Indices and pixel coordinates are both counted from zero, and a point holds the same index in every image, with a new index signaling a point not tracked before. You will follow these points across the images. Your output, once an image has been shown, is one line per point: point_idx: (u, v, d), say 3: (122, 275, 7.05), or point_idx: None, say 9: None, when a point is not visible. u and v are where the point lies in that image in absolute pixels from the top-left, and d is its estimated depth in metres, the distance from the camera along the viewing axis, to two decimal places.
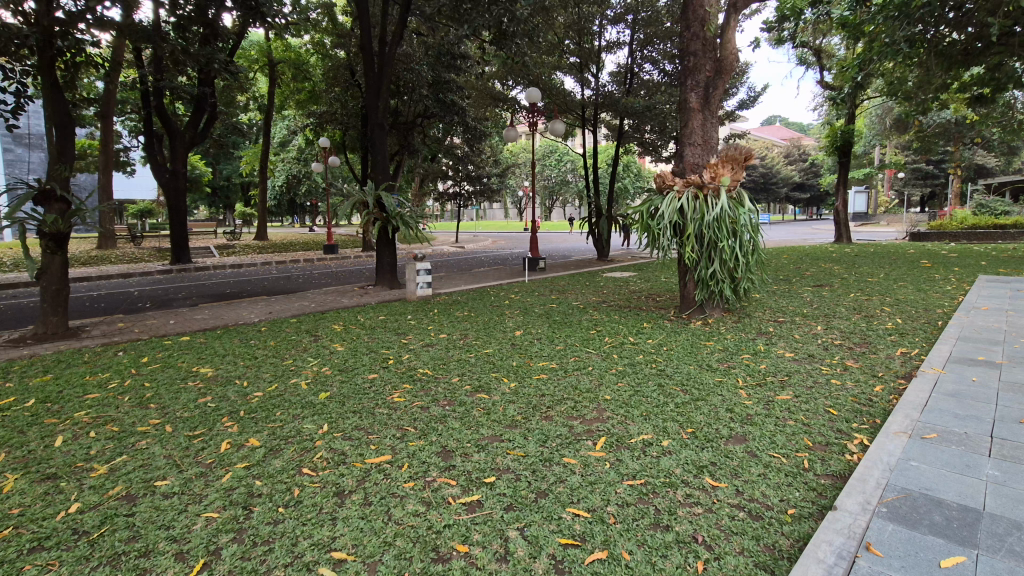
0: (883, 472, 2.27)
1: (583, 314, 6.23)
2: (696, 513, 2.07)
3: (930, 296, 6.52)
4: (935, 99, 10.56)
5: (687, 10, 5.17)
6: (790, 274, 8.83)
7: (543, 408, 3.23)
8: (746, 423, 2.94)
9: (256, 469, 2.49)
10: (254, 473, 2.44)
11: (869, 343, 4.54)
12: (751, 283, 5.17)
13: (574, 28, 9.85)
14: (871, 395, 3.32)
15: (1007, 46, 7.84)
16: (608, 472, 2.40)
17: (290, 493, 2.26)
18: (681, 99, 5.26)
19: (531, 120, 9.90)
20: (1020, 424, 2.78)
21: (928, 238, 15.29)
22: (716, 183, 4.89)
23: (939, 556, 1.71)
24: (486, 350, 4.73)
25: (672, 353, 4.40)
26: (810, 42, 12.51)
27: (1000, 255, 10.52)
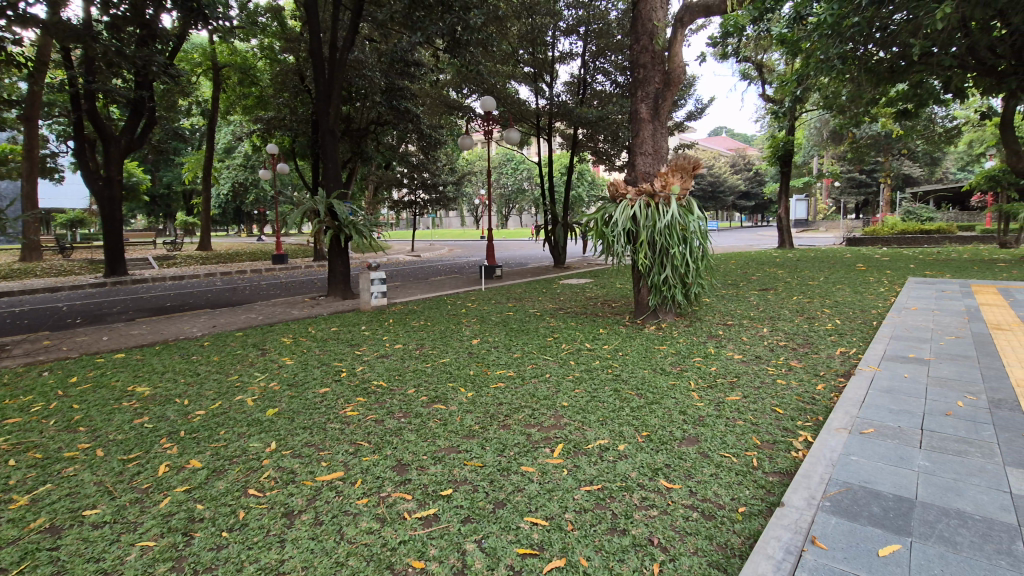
0: (826, 467, 2.36)
1: (540, 321, 6.26)
2: (652, 516, 2.08)
3: (866, 298, 6.91)
4: (866, 113, 11.25)
5: (636, 23, 5.31)
6: (738, 279, 9.18)
7: (501, 417, 3.20)
8: (698, 425, 3.00)
9: (197, 492, 2.34)
10: (196, 497, 2.30)
11: (811, 343, 4.76)
12: (701, 288, 5.33)
13: (527, 38, 9.94)
14: (814, 393, 3.47)
15: (927, 64, 8.47)
16: (566, 479, 2.39)
17: (235, 517, 2.13)
18: (632, 110, 5.40)
19: (487, 129, 9.92)
20: (946, 416, 2.96)
21: (862, 243, 16.27)
22: (667, 191, 5.02)
23: (878, 546, 1.78)
24: (443, 359, 4.66)
25: (628, 358, 4.46)
26: (752, 57, 13.12)
27: (926, 259, 11.29)
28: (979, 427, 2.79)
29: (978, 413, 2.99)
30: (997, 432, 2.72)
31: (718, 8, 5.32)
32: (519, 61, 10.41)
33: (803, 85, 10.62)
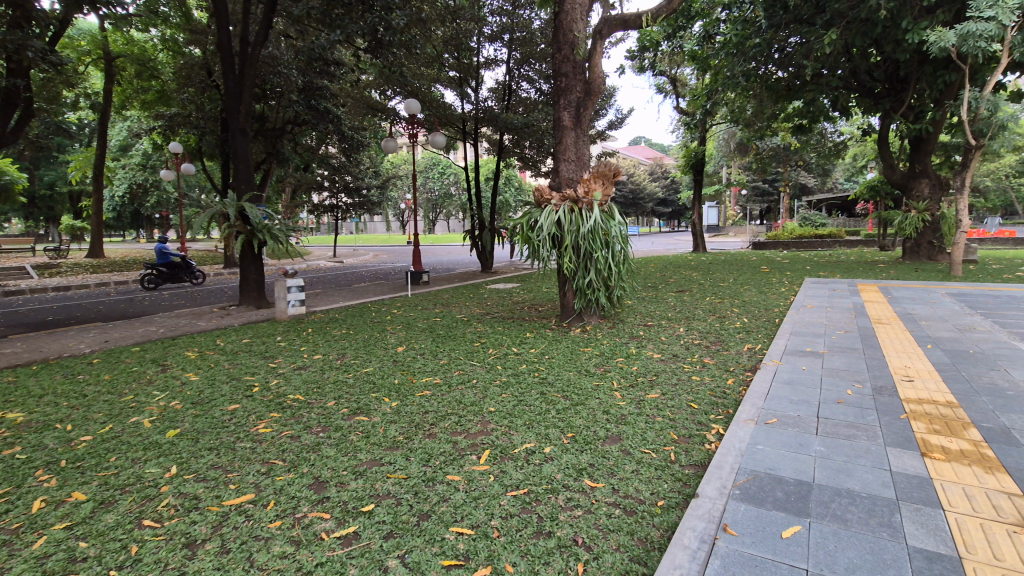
0: (735, 457, 2.48)
1: (468, 326, 6.19)
2: (577, 516, 2.09)
3: (769, 298, 7.46)
4: (768, 127, 12.20)
5: (557, 32, 5.41)
6: (656, 281, 9.63)
7: (426, 426, 3.11)
8: (620, 423, 3.07)
9: (80, 528, 2.07)
10: (78, 533, 2.03)
11: (722, 341, 5.05)
12: (623, 290, 5.51)
13: (452, 43, 9.85)
14: (725, 388, 3.66)
15: (818, 84, 9.33)
16: (492, 485, 2.34)
17: (125, 552, 1.90)
18: (555, 117, 5.48)
19: (411, 132, 9.77)
20: (838, 404, 3.23)
21: (766, 247, 17.61)
22: (589, 198, 5.14)
23: (781, 529, 1.89)
24: (366, 369, 4.48)
25: (554, 360, 4.51)
26: (667, 72, 13.82)
27: (819, 260, 12.41)
28: (864, 412, 3.07)
29: (865, 399, 3.29)
30: (879, 416, 3.00)
31: (634, 23, 5.49)
32: (444, 66, 10.31)
33: (712, 99, 11.35)
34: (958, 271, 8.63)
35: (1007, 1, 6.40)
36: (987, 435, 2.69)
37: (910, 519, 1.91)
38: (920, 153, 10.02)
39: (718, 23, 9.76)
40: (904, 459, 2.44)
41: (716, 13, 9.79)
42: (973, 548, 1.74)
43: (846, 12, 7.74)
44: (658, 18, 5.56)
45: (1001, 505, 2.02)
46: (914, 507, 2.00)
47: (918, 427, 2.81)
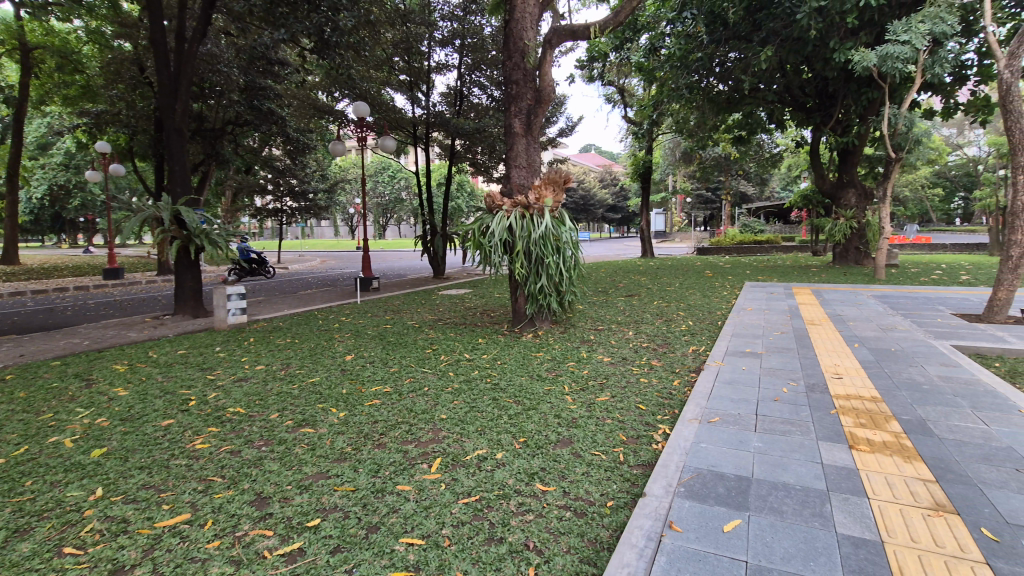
0: (680, 456, 2.56)
1: (419, 333, 6.11)
2: (528, 521, 2.09)
3: (712, 301, 7.77)
4: (710, 137, 12.72)
5: (508, 41, 5.47)
6: (606, 286, 9.83)
7: (375, 436, 3.04)
8: (571, 427, 3.11)
9: None
10: None
11: (669, 343, 5.22)
12: (573, 295, 5.60)
13: (402, 46, 9.73)
14: (671, 389, 3.78)
15: (755, 98, 9.84)
16: (443, 494, 2.32)
17: None
18: (506, 124, 5.52)
19: (360, 135, 9.59)
20: (775, 401, 3.40)
21: (709, 252, 18.35)
22: (540, 204, 5.20)
23: (723, 523, 1.96)
24: (312, 379, 4.33)
25: (506, 366, 4.52)
26: (615, 82, 14.18)
27: (757, 265, 13.06)
28: (798, 409, 3.24)
29: (798, 396, 3.48)
30: (812, 411, 3.18)
31: (583, 34, 5.60)
32: (393, 68, 10.23)
33: (657, 110, 11.75)
34: (882, 275, 9.29)
35: (920, 27, 6.98)
36: (906, 427, 2.90)
37: (839, 508, 2.04)
38: (847, 165, 10.74)
39: (663, 36, 10.12)
40: (833, 452, 2.59)
41: (661, 26, 10.17)
42: (893, 532, 1.88)
43: (779, 30, 8.23)
44: (605, 30, 5.71)
45: (917, 491, 2.19)
46: (843, 496, 2.13)
47: (846, 422, 2.99)
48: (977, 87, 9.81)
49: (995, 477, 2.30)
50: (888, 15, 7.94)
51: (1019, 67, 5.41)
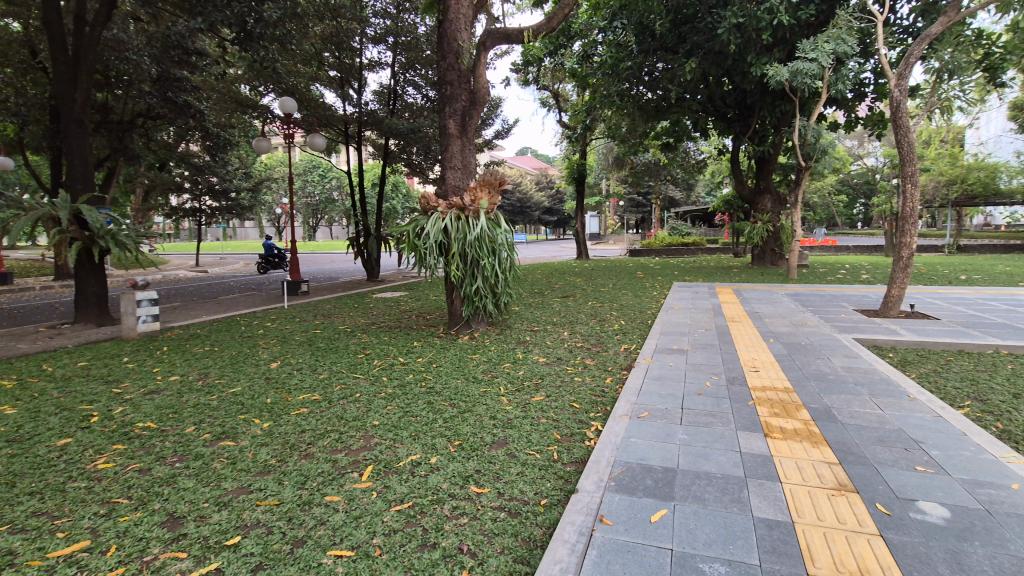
0: (612, 451, 2.63)
1: (351, 338, 5.92)
2: (461, 524, 2.07)
3: (642, 301, 8.07)
4: (641, 143, 13.22)
5: (442, 41, 5.41)
6: (542, 288, 9.96)
7: (302, 446, 2.90)
8: (506, 428, 3.11)
9: None
10: None
11: (602, 343, 5.36)
12: (509, 297, 5.63)
13: (332, 41, 9.29)
14: (603, 387, 3.89)
15: (681, 108, 10.32)
16: (375, 502, 2.25)
17: None
18: (441, 125, 5.46)
19: (287, 132, 9.18)
20: (699, 395, 3.57)
21: (641, 254, 19.05)
22: (476, 206, 5.18)
23: (651, 514, 2.03)
24: (233, 389, 4.07)
25: (441, 369, 4.46)
26: (550, 86, 14.41)
27: (685, 266, 13.71)
28: (719, 401, 3.42)
29: (720, 389, 3.67)
30: (731, 403, 3.37)
31: (517, 37, 5.64)
32: (323, 64, 9.82)
33: (591, 115, 12.06)
34: (795, 275, 10.01)
35: (825, 46, 7.56)
36: (813, 414, 3.14)
37: (755, 493, 2.16)
38: (764, 172, 11.50)
39: (595, 44, 10.39)
40: (751, 440, 2.75)
41: (593, 34, 10.44)
42: (802, 512, 2.01)
43: (703, 44, 8.70)
44: (539, 35, 5.79)
45: (823, 473, 2.36)
46: (759, 481, 2.27)
47: (762, 412, 3.20)
48: (874, 103, 10.81)
49: (888, 456, 2.53)
50: (797, 34, 8.59)
51: (907, 86, 6.00)
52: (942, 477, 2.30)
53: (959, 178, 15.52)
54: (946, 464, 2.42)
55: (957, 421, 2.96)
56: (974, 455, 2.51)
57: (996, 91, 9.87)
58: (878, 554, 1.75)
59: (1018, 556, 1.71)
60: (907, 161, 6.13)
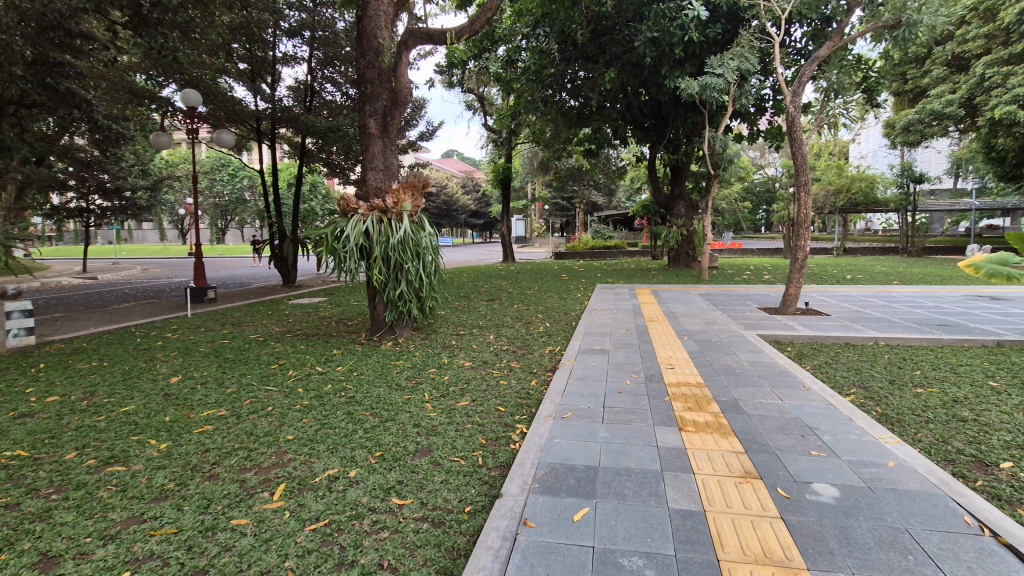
0: (536, 453, 2.61)
1: (263, 347, 5.53)
2: (382, 539, 1.96)
3: (566, 303, 8.21)
4: (564, 148, 13.49)
5: (361, 38, 5.21)
6: (469, 291, 9.87)
7: (205, 467, 2.64)
8: (430, 435, 3.02)
9: None
10: None
11: (527, 345, 5.38)
12: (434, 301, 5.51)
13: (242, 32, 8.68)
14: (529, 389, 3.89)
15: (602, 115, 10.65)
16: (287, 522, 2.08)
17: None
18: (360, 124, 5.25)
19: (190, 126, 8.50)
20: (620, 393, 3.67)
21: (565, 257, 19.47)
22: (398, 208, 5.02)
23: (573, 513, 2.02)
24: (125, 408, 3.64)
25: (362, 377, 4.27)
26: (474, 90, 14.37)
27: (606, 269, 14.18)
28: (639, 398, 3.53)
29: (639, 387, 3.79)
30: (650, 399, 3.49)
31: (439, 38, 5.52)
32: (231, 57, 9.11)
33: (515, 120, 12.17)
34: (707, 276, 10.62)
35: (731, 63, 8.07)
36: (723, 407, 3.31)
37: (671, 486, 2.22)
38: (678, 179, 12.13)
39: (519, 50, 10.48)
40: (666, 435, 2.85)
41: (516, 40, 10.50)
42: (713, 501, 2.10)
43: (621, 55, 9.09)
44: (462, 38, 5.71)
45: (731, 462, 2.48)
46: (674, 474, 2.34)
47: (677, 407, 3.33)
48: (773, 118, 11.74)
49: (787, 443, 2.70)
50: (705, 50, 9.11)
51: (801, 104, 6.55)
52: (834, 459, 2.49)
53: (845, 187, 17.74)
54: (836, 448, 2.62)
55: (844, 407, 3.24)
56: (859, 438, 2.75)
57: (875, 111, 11.02)
58: (779, 536, 1.85)
59: (895, 527, 1.88)
60: (802, 171, 6.68)
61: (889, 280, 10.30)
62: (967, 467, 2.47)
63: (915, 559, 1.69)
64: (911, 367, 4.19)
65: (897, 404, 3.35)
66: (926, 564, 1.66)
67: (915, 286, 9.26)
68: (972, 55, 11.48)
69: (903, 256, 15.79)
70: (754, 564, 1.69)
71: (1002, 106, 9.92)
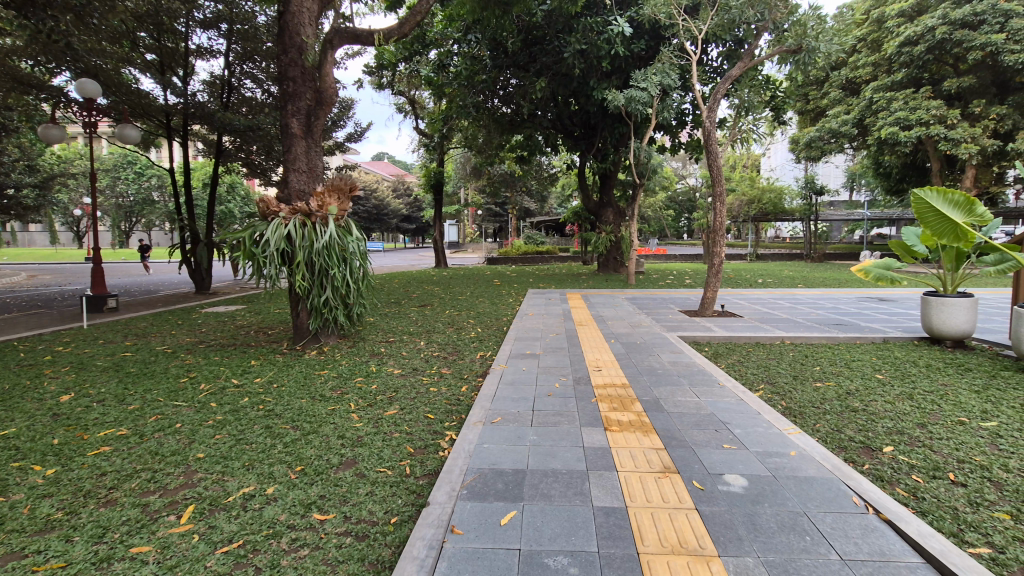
0: (465, 459, 2.61)
1: (172, 360, 5.15)
2: (301, 557, 1.88)
3: (498, 309, 8.26)
4: (496, 154, 13.58)
5: (283, 34, 5.01)
6: (400, 297, 9.69)
7: (101, 492, 2.41)
8: (356, 446, 2.93)
9: None
10: None
11: (458, 351, 5.36)
12: (362, 308, 5.37)
13: (150, 21, 8.10)
14: (459, 395, 3.88)
15: (533, 123, 10.83)
16: (195, 547, 1.95)
17: None
18: (282, 123, 5.03)
19: (88, 120, 7.78)
20: (549, 396, 3.74)
21: (498, 262, 19.56)
22: (324, 212, 4.85)
23: (500, 517, 2.04)
24: (4, 431, 3.26)
25: (283, 389, 4.07)
26: (405, 92, 14.16)
27: (538, 274, 14.40)
28: (567, 401, 3.62)
29: (567, 389, 3.88)
30: (577, 401, 3.59)
31: (367, 39, 5.39)
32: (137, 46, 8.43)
33: (447, 125, 12.10)
34: (633, 281, 11.05)
35: (654, 78, 8.47)
36: (645, 406, 3.47)
37: (595, 484, 2.30)
38: (606, 187, 12.57)
39: (450, 55, 10.44)
40: (592, 435, 2.94)
41: (448, 45, 10.45)
42: (635, 497, 2.19)
43: (551, 65, 9.31)
44: (390, 40, 5.61)
45: (651, 458, 2.61)
46: (598, 473, 2.42)
47: (603, 407, 3.44)
48: (692, 131, 12.46)
49: (702, 437, 2.88)
50: (631, 65, 9.53)
51: (716, 119, 6.99)
52: (744, 451, 2.67)
53: (757, 198, 19.18)
54: (745, 440, 2.82)
55: (754, 402, 3.49)
56: (766, 430, 2.97)
57: (781, 128, 11.98)
58: (693, 526, 1.96)
59: (794, 511, 2.04)
60: (718, 182, 7.13)
61: (795, 284, 11.18)
62: (856, 453, 2.74)
63: (811, 539, 1.85)
64: (811, 364, 4.58)
65: (800, 398, 3.65)
66: (820, 543, 1.83)
67: (817, 290, 10.13)
68: (861, 80, 12.77)
69: (807, 262, 17.22)
70: (670, 554, 1.78)
71: (887, 127, 11.12)
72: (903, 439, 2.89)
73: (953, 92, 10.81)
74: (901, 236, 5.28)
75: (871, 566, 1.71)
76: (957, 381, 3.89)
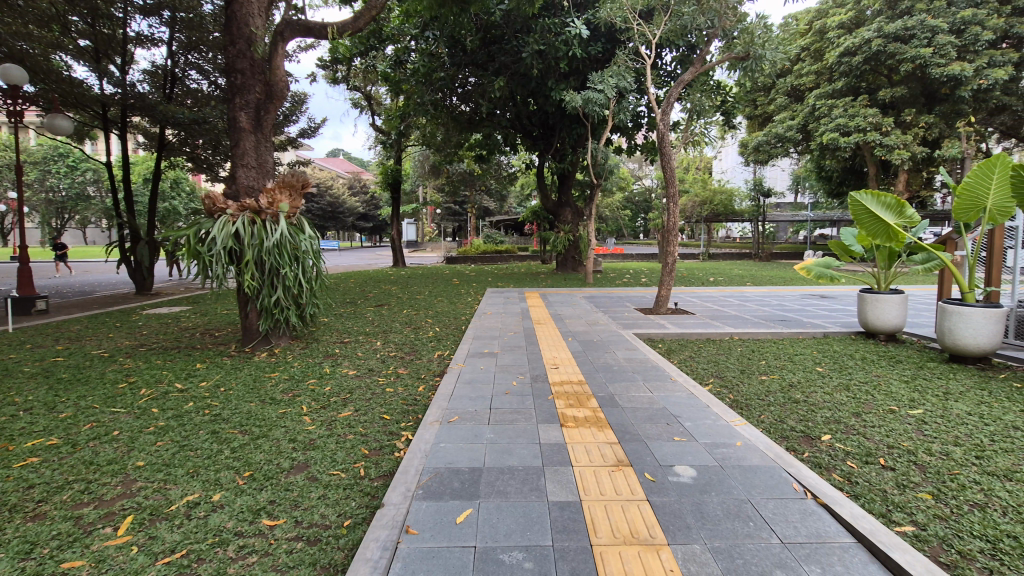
0: (421, 459, 2.60)
1: (109, 364, 4.87)
2: (249, 564, 1.83)
3: (457, 308, 8.22)
4: (455, 153, 13.49)
5: (230, 24, 4.81)
6: (356, 297, 9.49)
7: (28, 506, 2.27)
8: (308, 449, 2.86)
9: None
10: None
11: (416, 351, 5.31)
12: (316, 308, 5.24)
13: (82, 6, 7.61)
14: (415, 395, 3.85)
15: (491, 122, 10.83)
16: (134, 559, 1.86)
17: None
18: (230, 117, 4.84)
19: (13, 110, 7.25)
20: (506, 394, 3.76)
21: (457, 262, 19.44)
22: (274, 209, 4.70)
23: (455, 516, 2.04)
24: None
25: (231, 392, 3.93)
26: (361, 88, 13.88)
27: (497, 274, 14.41)
28: (523, 398, 3.65)
29: (525, 388, 3.92)
30: (534, 399, 3.62)
31: (320, 33, 5.26)
32: (68, 30, 7.89)
33: (405, 122, 11.94)
34: (591, 279, 11.22)
35: (610, 80, 8.53)
36: (600, 402, 3.54)
37: (550, 480, 2.34)
38: (564, 187, 12.71)
39: (408, 51, 10.30)
40: (548, 432, 2.98)
41: (405, 41, 10.32)
42: (589, 491, 2.24)
43: (510, 65, 9.33)
44: (345, 34, 5.49)
45: (606, 453, 2.67)
46: (554, 468, 2.46)
47: (559, 404, 3.49)
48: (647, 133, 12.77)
49: (654, 431, 2.97)
50: (587, 67, 9.67)
51: (669, 122, 7.17)
52: (693, 443, 2.77)
53: (709, 199, 19.82)
54: (695, 433, 2.93)
55: (703, 396, 3.62)
56: (714, 422, 3.09)
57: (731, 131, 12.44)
58: (644, 516, 2.02)
59: (739, 499, 2.14)
60: (671, 183, 7.33)
61: (744, 283, 11.61)
62: (797, 442, 2.88)
63: (754, 524, 1.95)
64: (757, 358, 4.79)
65: (746, 391, 3.81)
66: (761, 528, 1.93)
67: (763, 288, 10.58)
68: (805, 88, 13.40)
69: (755, 261, 17.93)
70: (621, 544, 1.83)
71: (828, 132, 11.79)
72: (839, 428, 3.07)
73: (887, 101, 11.49)
74: (840, 237, 5.59)
75: (808, 547, 1.81)
76: (888, 372, 4.16)
